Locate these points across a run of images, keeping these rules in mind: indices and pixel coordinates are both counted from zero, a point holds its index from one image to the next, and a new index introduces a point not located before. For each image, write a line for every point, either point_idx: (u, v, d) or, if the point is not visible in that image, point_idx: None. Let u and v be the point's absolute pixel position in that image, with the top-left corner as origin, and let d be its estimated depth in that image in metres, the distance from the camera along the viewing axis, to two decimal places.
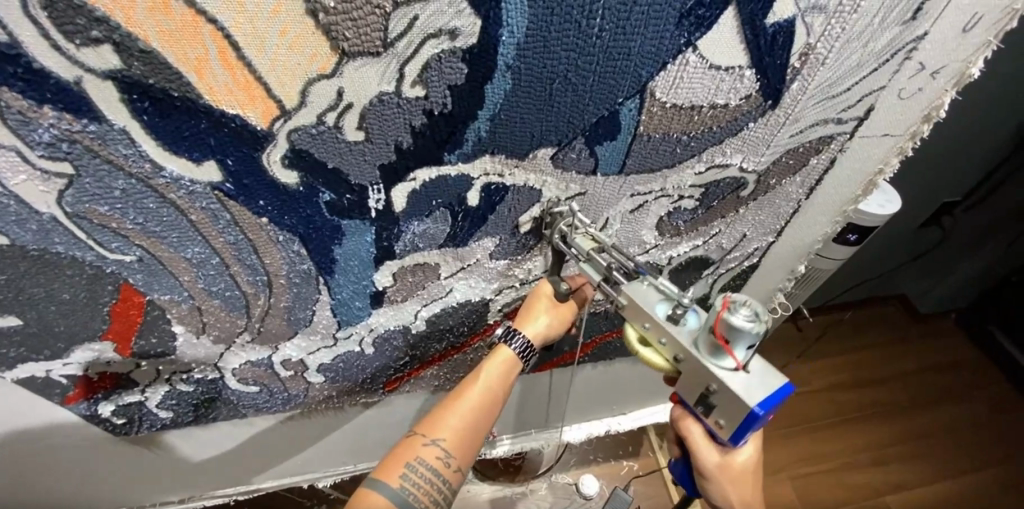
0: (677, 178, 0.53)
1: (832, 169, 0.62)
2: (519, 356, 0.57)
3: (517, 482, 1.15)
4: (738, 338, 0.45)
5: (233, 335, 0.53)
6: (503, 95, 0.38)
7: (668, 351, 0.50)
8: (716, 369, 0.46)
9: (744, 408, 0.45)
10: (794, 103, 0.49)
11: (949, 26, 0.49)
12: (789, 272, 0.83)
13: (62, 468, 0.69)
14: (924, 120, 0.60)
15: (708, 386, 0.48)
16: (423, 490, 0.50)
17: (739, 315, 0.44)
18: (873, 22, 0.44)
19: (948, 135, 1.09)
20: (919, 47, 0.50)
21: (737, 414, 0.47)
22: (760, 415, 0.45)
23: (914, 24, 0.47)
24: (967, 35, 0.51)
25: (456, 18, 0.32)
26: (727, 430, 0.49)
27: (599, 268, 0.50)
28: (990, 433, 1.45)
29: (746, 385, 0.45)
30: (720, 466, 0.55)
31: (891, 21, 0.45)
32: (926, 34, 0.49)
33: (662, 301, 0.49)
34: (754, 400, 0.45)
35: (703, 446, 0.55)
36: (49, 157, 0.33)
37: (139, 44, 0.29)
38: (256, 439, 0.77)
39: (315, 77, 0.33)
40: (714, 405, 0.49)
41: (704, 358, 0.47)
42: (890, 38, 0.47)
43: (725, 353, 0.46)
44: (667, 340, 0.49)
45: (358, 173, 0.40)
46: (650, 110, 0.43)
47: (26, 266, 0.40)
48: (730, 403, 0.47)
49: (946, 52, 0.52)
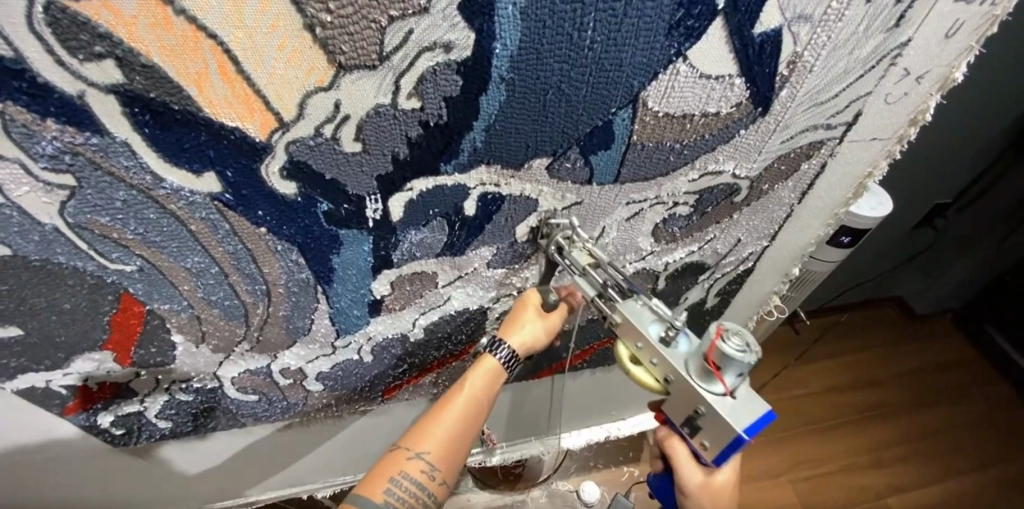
0: (672, 186, 0.53)
1: (823, 174, 0.63)
2: (504, 366, 0.57)
3: (517, 490, 1.15)
4: (729, 366, 0.44)
5: (232, 344, 0.53)
6: (498, 106, 0.38)
7: (658, 372, 0.49)
8: (705, 392, 0.46)
9: (731, 432, 0.46)
10: (784, 110, 0.50)
11: (931, 33, 0.50)
12: (783, 276, 0.83)
13: (61, 479, 0.69)
14: (911, 124, 0.60)
15: (697, 408, 0.48)
16: (407, 503, 0.50)
17: (732, 344, 0.44)
18: (858, 30, 0.45)
19: (938, 137, 1.10)
20: (904, 53, 0.51)
21: (723, 437, 0.47)
22: (746, 440, 0.45)
23: (898, 31, 0.48)
24: (949, 41, 0.52)
25: (451, 32, 0.33)
26: (711, 452, 0.49)
27: (595, 284, 0.50)
28: (992, 433, 1.44)
29: (734, 411, 0.46)
30: (702, 486, 0.54)
31: (876, 30, 0.46)
32: (910, 41, 0.50)
33: (655, 321, 0.49)
34: (740, 426, 0.45)
35: (687, 466, 0.54)
36: (51, 169, 0.34)
37: (141, 58, 0.30)
38: (254, 450, 0.77)
39: (313, 90, 0.34)
40: (699, 427, 0.49)
41: (694, 381, 0.47)
42: (875, 46, 0.48)
43: (715, 379, 0.46)
44: (658, 361, 0.49)
45: (356, 184, 0.40)
46: (644, 120, 0.44)
47: (27, 277, 0.41)
48: (717, 426, 0.47)
49: (929, 58, 0.53)
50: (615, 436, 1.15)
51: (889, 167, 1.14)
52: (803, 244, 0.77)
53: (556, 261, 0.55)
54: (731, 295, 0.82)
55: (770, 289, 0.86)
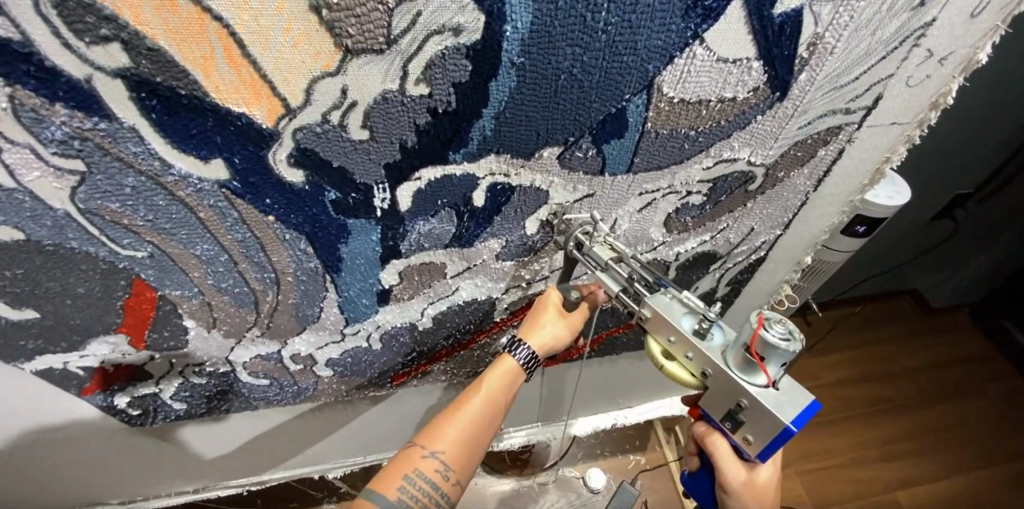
0: (685, 174, 0.52)
1: (840, 161, 0.61)
2: (523, 367, 0.57)
3: (526, 475, 1.16)
4: (773, 356, 0.44)
5: (243, 329, 0.54)
6: (508, 92, 0.38)
7: (694, 366, 0.49)
8: (747, 385, 0.46)
9: (778, 425, 0.45)
10: (802, 94, 0.48)
11: (958, 11, 0.48)
12: (794, 265, 0.81)
13: (81, 458, 0.70)
14: (931, 108, 0.58)
15: (739, 402, 0.47)
16: (420, 502, 0.50)
17: (774, 332, 0.44)
18: (880, 10, 0.43)
19: (961, 123, 1.05)
20: (928, 33, 0.49)
21: (768, 431, 0.46)
22: (794, 431, 0.44)
23: (923, 11, 0.46)
24: (975, 20, 0.50)
25: (460, 14, 0.32)
26: (755, 446, 0.48)
27: (619, 278, 0.50)
28: (1007, 430, 1.42)
29: (779, 403, 0.45)
30: (745, 484, 0.52)
31: (899, 10, 0.44)
32: (934, 20, 0.48)
33: (687, 314, 0.49)
34: (788, 417, 0.44)
35: (729, 461, 0.53)
36: (61, 154, 0.34)
37: (146, 42, 0.30)
38: (267, 434, 0.78)
39: (319, 75, 0.33)
40: (741, 421, 0.48)
41: (736, 374, 0.46)
42: (898, 26, 0.46)
43: (758, 370, 0.45)
44: (693, 355, 0.48)
45: (363, 172, 0.40)
46: (658, 106, 0.43)
47: (41, 261, 0.41)
48: (761, 420, 0.46)
49: (954, 38, 0.51)
50: (621, 423, 1.15)
51: (907, 155, 1.10)
52: (816, 232, 0.74)
53: (575, 259, 0.55)
54: (742, 285, 0.81)
55: (782, 279, 0.85)
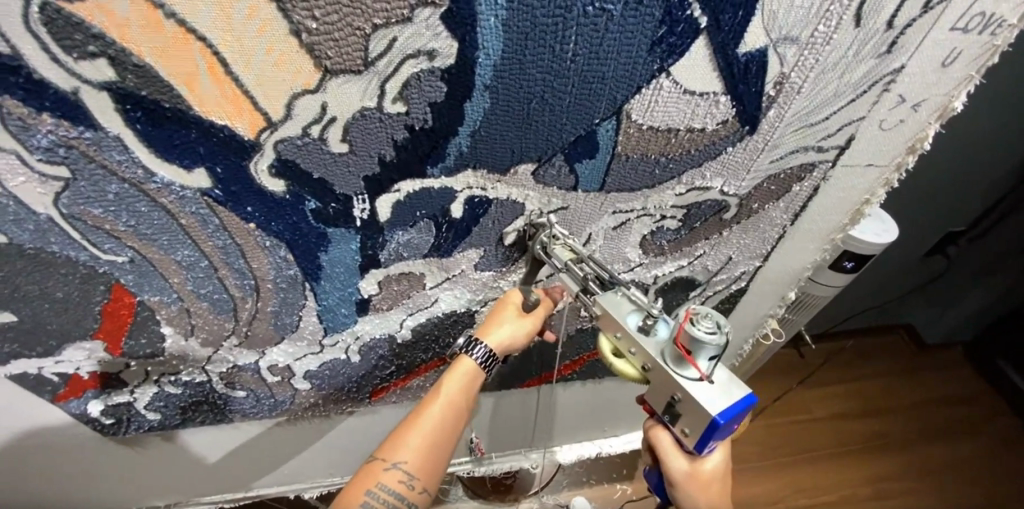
0: (658, 199, 0.54)
1: (816, 197, 0.62)
2: (481, 367, 0.57)
3: (506, 502, 1.15)
4: (698, 350, 0.45)
5: (220, 338, 0.54)
6: (482, 113, 0.40)
7: (637, 361, 0.49)
8: (680, 378, 0.46)
9: (706, 417, 0.45)
10: (772, 129, 0.50)
11: (929, 60, 0.49)
12: (779, 299, 0.83)
13: (55, 468, 0.70)
14: (909, 153, 0.59)
15: (674, 395, 0.47)
16: None
17: (702, 328, 0.44)
18: (847, 54, 0.45)
19: (945, 165, 1.10)
20: (898, 79, 0.50)
21: (700, 424, 0.46)
22: (722, 424, 0.44)
23: (891, 57, 0.47)
24: (947, 69, 0.51)
25: (434, 40, 0.34)
26: (692, 439, 0.48)
27: (578, 278, 0.51)
28: (998, 470, 1.42)
29: (711, 395, 0.45)
30: (689, 475, 0.53)
31: (865, 55, 0.46)
32: (904, 67, 0.49)
33: (634, 311, 0.49)
34: (715, 409, 0.44)
35: (672, 454, 0.53)
36: (47, 161, 0.35)
37: (133, 58, 0.31)
38: (242, 449, 0.78)
39: (299, 92, 0.35)
40: (679, 414, 0.48)
41: (670, 368, 0.46)
42: (866, 71, 0.47)
43: (688, 363, 0.46)
44: (636, 350, 0.48)
45: (343, 183, 0.41)
46: (628, 131, 0.45)
47: (22, 264, 0.42)
48: (693, 412, 0.46)
49: (927, 85, 0.52)
50: (606, 452, 1.14)
51: (899, 196, 1.14)
52: (800, 267, 0.76)
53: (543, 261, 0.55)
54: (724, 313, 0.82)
55: (766, 312, 0.86)
